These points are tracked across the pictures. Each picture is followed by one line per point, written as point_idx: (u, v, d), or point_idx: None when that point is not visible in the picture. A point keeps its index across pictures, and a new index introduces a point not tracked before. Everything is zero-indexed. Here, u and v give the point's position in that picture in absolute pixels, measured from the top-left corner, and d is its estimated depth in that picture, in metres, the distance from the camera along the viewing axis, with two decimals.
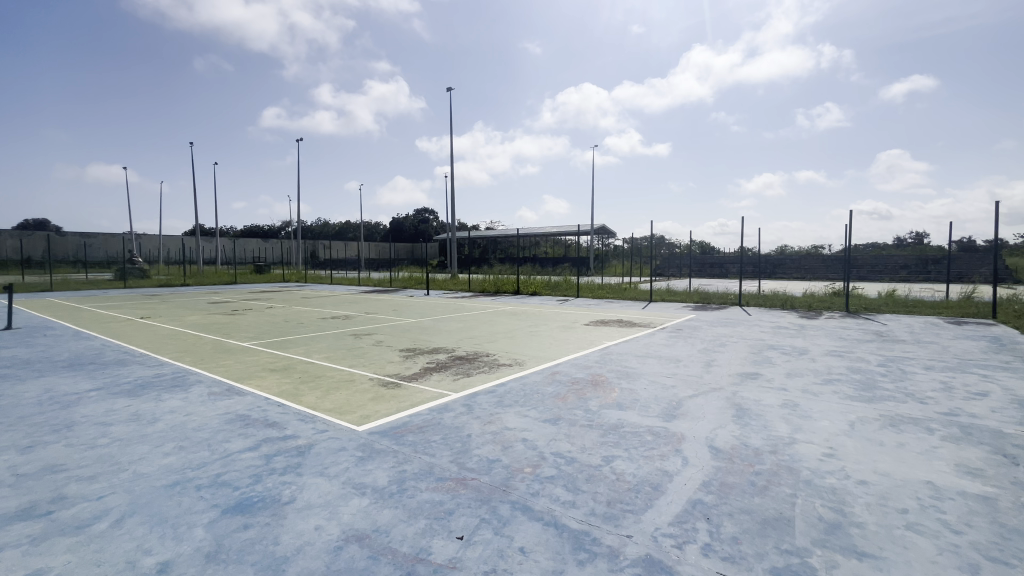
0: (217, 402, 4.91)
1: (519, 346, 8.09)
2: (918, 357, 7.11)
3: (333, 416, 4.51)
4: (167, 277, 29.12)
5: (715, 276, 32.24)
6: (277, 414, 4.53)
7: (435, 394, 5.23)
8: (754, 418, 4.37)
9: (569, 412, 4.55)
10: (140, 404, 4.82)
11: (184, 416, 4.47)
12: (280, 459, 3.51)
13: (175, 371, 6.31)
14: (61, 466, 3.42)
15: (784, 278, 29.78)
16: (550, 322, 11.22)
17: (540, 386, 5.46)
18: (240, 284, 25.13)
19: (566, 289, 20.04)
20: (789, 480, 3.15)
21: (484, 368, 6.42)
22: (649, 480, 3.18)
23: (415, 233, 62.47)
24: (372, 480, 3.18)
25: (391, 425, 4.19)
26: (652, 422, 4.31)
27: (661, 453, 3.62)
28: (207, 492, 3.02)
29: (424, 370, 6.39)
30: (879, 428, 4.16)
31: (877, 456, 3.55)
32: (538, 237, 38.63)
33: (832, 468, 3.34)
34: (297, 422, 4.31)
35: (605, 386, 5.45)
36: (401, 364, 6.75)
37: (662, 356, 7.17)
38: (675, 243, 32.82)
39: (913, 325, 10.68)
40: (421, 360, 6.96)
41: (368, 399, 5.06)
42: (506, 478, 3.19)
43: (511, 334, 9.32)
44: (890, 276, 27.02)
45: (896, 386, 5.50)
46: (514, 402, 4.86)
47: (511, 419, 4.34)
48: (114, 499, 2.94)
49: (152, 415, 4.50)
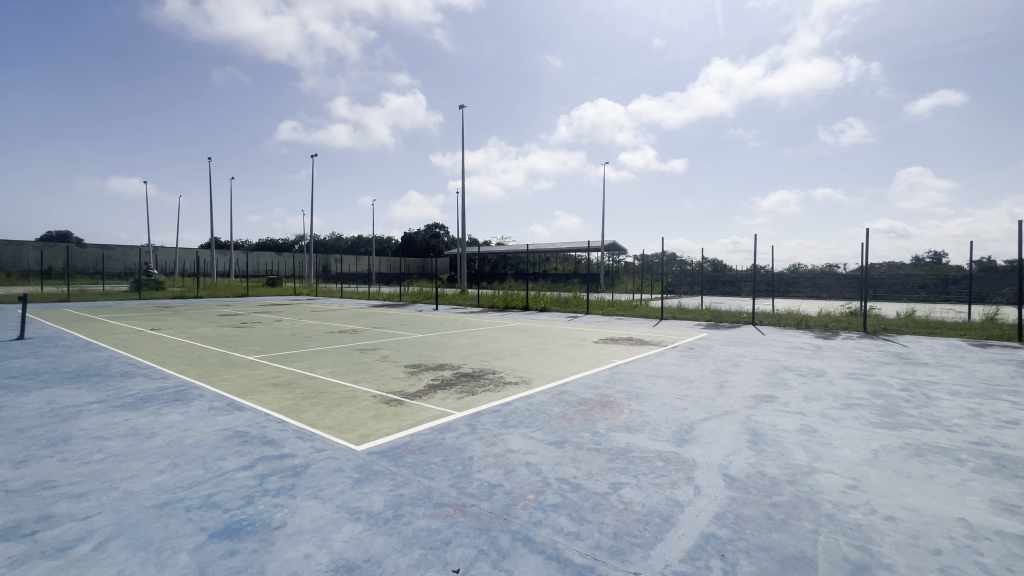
0: (216, 417, 4.83)
1: (526, 363, 7.91)
2: (944, 382, 6.78)
3: (332, 434, 4.38)
4: (181, 288, 29.51)
5: (726, 294, 31.82)
6: (276, 431, 4.42)
7: (437, 414, 5.06)
8: (770, 444, 4.15)
9: (575, 434, 4.38)
10: (139, 418, 4.75)
11: (182, 431, 4.40)
12: (274, 479, 3.39)
13: (179, 383, 6.29)
14: (52, 482, 3.33)
15: (799, 297, 29.26)
16: (559, 339, 11.01)
17: (547, 406, 5.29)
18: (253, 297, 25.37)
19: (575, 306, 19.86)
20: (810, 514, 2.94)
21: (489, 386, 6.26)
22: (659, 510, 3.00)
23: (426, 248, 62.95)
24: (368, 504, 3.04)
25: (391, 445, 4.06)
26: (663, 446, 4.12)
27: (672, 481, 3.43)
28: (196, 513, 2.91)
29: (429, 387, 6.26)
30: (905, 458, 3.93)
31: (904, 490, 3.32)
32: (548, 253, 38.61)
33: (856, 502, 3.12)
34: (295, 440, 4.19)
35: (614, 407, 5.28)
36: (405, 381, 6.63)
37: (673, 377, 6.96)
38: (686, 260, 32.54)
39: (935, 347, 10.28)
40: (427, 377, 6.83)
41: (369, 417, 4.94)
42: (507, 505, 3.03)
43: (519, 351, 9.15)
44: (908, 296, 26.41)
45: (921, 413, 5.23)
46: (519, 422, 4.70)
47: (515, 441, 4.18)
48: (101, 519, 2.84)
49: (150, 430, 4.43)
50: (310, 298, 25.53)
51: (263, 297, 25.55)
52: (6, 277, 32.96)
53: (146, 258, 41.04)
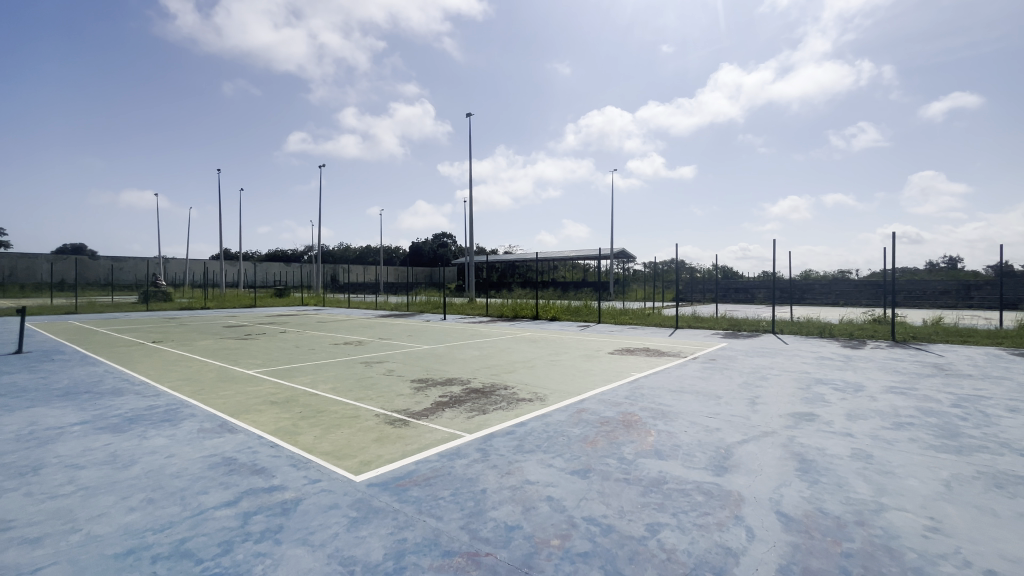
0: (203, 442, 4.40)
1: (540, 377, 7.42)
2: (998, 397, 6.20)
3: (329, 461, 3.94)
4: (189, 300, 29.46)
5: (740, 302, 31.16)
6: (268, 458, 3.99)
7: (445, 437, 4.59)
8: (824, 474, 3.65)
9: (600, 461, 3.90)
10: (121, 443, 4.35)
11: (165, 458, 3.98)
12: (259, 519, 2.95)
13: (171, 402, 5.89)
14: (7, 523, 2.93)
15: (815, 304, 28.50)
16: (572, 350, 10.49)
17: (566, 427, 4.82)
18: (260, 308, 25.13)
19: (587, 315, 19.36)
20: (895, 568, 2.44)
21: (501, 404, 5.78)
22: (710, 561, 2.52)
23: (434, 257, 62.85)
24: (364, 553, 2.59)
25: (395, 475, 3.61)
26: (701, 476, 3.63)
27: (718, 522, 2.93)
28: (165, 565, 2.48)
29: (436, 405, 5.79)
30: (984, 491, 3.40)
31: (998, 534, 2.80)
32: (556, 262, 38.26)
33: (945, 552, 2.61)
34: (288, 469, 3.76)
35: (640, 428, 4.80)
36: (411, 398, 6.17)
37: (699, 392, 6.45)
38: (698, 267, 31.95)
39: (975, 357, 9.64)
40: (434, 394, 6.36)
41: (371, 440, 4.49)
42: (528, 554, 2.57)
43: (531, 364, 8.66)
44: (929, 303, 25.59)
45: (984, 434, 4.68)
46: (536, 447, 4.23)
47: (533, 470, 3.72)
48: (53, 572, 2.43)
49: (130, 457, 4.02)
50: (317, 308, 25.26)
51: (270, 308, 25.33)
52: (19, 289, 33.29)
53: (156, 269, 41.24)
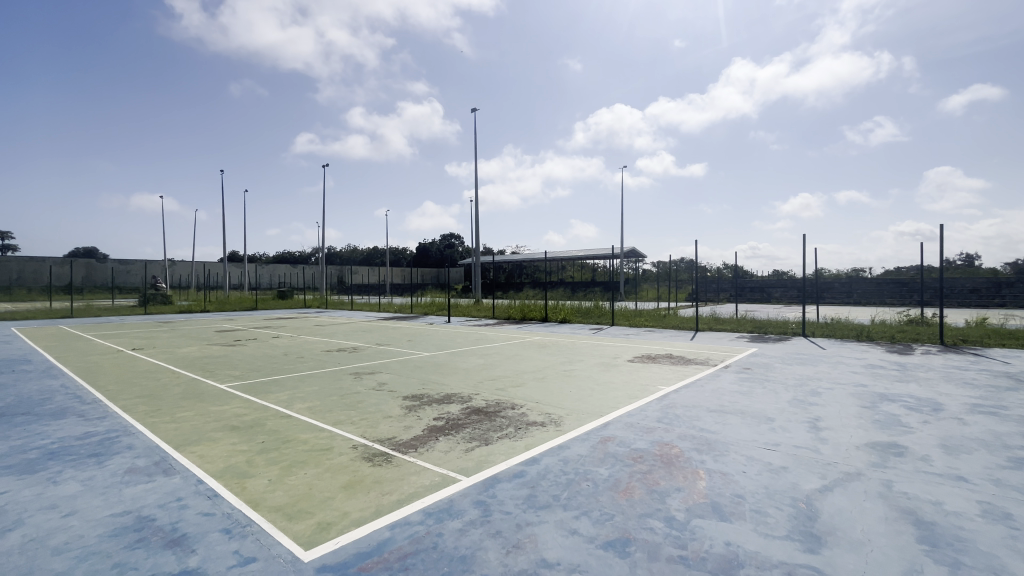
0: (124, 491, 3.42)
1: (553, 393, 6.37)
2: None
3: (275, 525, 2.92)
4: (192, 302, 28.85)
5: (756, 302, 29.93)
6: (197, 518, 2.99)
7: (434, 482, 3.56)
8: (963, 552, 2.58)
9: (641, 525, 2.87)
10: (18, 494, 3.38)
11: (60, 520, 3.00)
12: None
13: (113, 428, 4.93)
14: None
15: (835, 304, 27.18)
16: (587, 358, 9.43)
17: (589, 466, 3.79)
18: (261, 311, 24.33)
19: (598, 317, 18.24)
20: None
21: (508, 431, 4.74)
22: None
23: (441, 258, 62.16)
24: None
25: (358, 553, 2.59)
26: (788, 552, 2.58)
27: None
28: None
29: (429, 433, 4.75)
30: None
31: None
32: (564, 261, 37.30)
33: None
34: (218, 539, 2.75)
35: (684, 467, 3.76)
36: (399, 421, 5.16)
37: (745, 412, 5.39)
38: (711, 266, 30.72)
39: None
40: (427, 416, 5.34)
41: (339, 486, 3.47)
42: None
43: (542, 375, 7.61)
44: (957, 302, 24.19)
45: None
46: (554, 500, 3.21)
47: (551, 541, 2.69)
48: None
49: (18, 516, 3.05)
50: (318, 311, 24.39)
51: (271, 311, 24.49)
52: (24, 293, 32.97)
53: (160, 273, 40.77)
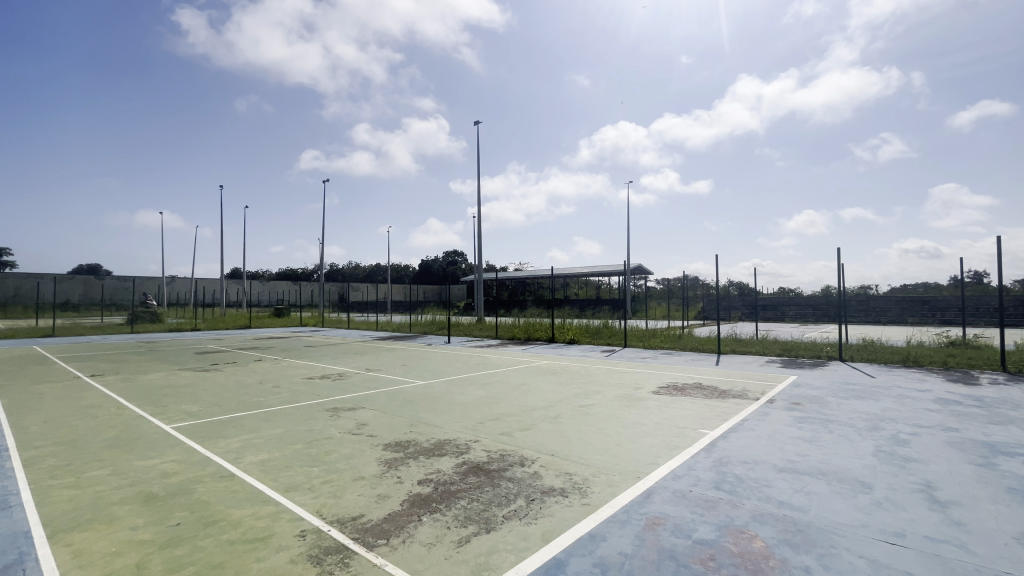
0: None
1: (572, 441, 5.07)
2: None
3: None
4: (183, 320, 27.73)
5: (770, 320, 28.52)
6: None
7: None
8: None
9: None
10: None
11: None
12: None
13: None
14: None
15: (855, 323, 25.73)
16: (606, 389, 8.12)
17: None
18: (253, 331, 23.10)
19: (609, 337, 16.90)
20: None
21: (517, 508, 3.44)
22: None
23: (442, 275, 61.19)
24: None
25: None
26: None
27: None
28: None
29: (409, 508, 3.47)
30: None
31: None
32: (568, 278, 36.20)
33: None
34: None
35: None
36: (372, 486, 3.88)
37: (829, 473, 4.11)
38: (722, 283, 29.43)
39: None
40: (411, 477, 4.06)
41: None
42: None
43: (555, 413, 6.31)
44: (985, 320, 22.72)
45: None
46: None
47: None
48: None
49: None
50: (313, 331, 23.13)
51: (264, 331, 23.23)
52: (14, 310, 31.93)
53: (156, 289, 39.76)
